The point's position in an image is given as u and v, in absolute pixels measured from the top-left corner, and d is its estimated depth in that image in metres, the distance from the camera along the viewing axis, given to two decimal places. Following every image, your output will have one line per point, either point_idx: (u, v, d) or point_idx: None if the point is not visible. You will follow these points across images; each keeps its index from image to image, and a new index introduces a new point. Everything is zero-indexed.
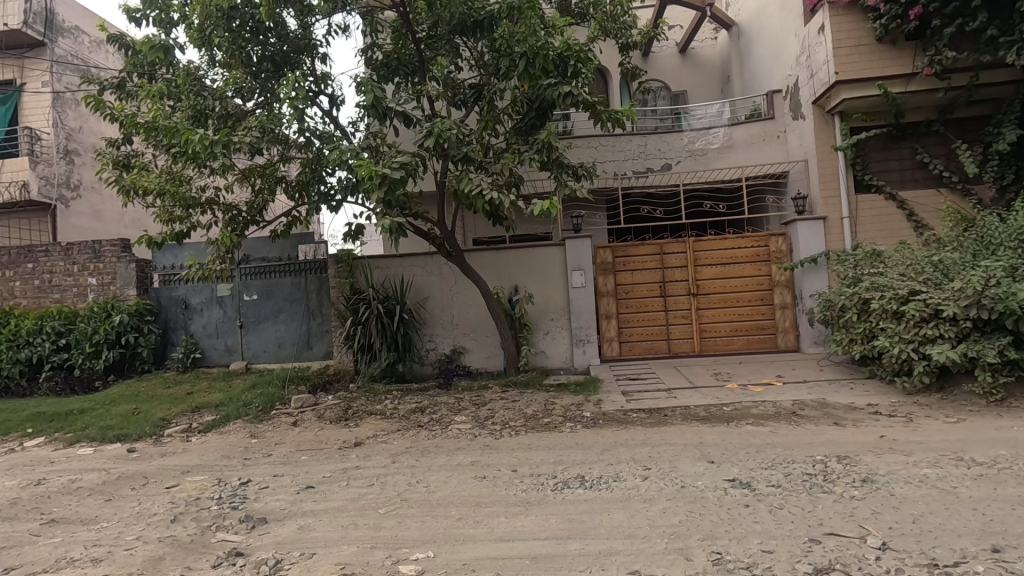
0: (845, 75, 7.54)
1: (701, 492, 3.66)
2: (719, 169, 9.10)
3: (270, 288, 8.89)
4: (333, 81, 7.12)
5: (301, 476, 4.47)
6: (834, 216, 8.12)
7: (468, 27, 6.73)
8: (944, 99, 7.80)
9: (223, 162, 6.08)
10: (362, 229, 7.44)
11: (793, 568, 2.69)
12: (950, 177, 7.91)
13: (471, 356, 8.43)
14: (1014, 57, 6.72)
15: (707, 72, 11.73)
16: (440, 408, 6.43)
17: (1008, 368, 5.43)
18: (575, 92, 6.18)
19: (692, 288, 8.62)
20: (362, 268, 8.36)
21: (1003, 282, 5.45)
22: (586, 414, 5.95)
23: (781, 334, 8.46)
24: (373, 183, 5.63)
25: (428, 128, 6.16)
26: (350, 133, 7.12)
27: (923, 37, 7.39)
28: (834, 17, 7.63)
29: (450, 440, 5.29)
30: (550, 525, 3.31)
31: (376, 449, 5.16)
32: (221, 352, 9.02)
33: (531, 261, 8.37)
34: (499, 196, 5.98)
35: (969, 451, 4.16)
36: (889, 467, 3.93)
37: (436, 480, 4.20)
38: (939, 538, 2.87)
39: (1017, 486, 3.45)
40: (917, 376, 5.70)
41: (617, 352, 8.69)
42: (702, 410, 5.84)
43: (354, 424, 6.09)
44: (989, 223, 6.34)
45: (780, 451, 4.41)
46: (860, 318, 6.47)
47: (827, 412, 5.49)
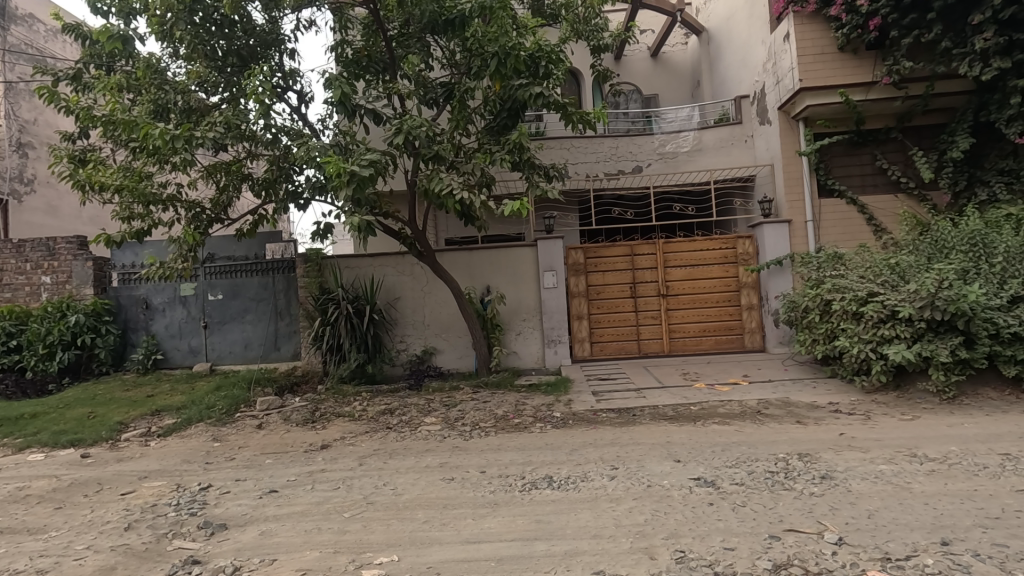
0: (809, 83, 7.75)
1: (667, 491, 3.71)
2: (688, 172, 9.27)
3: (236, 288, 8.68)
4: (302, 77, 7.00)
5: (265, 480, 4.37)
6: (798, 219, 8.33)
7: (440, 26, 6.69)
8: (902, 108, 8.08)
9: (184, 157, 5.90)
10: (332, 228, 7.32)
11: (753, 564, 2.74)
12: (907, 183, 8.19)
13: (442, 357, 8.38)
14: (966, 68, 6.97)
15: (677, 76, 11.92)
16: (410, 410, 6.36)
17: (960, 367, 5.65)
18: (546, 93, 6.25)
19: (662, 289, 8.74)
20: (331, 268, 8.24)
21: (955, 284, 5.64)
22: (556, 414, 5.97)
23: (748, 334, 8.63)
24: (341, 180, 5.54)
25: (397, 126, 6.11)
26: (319, 130, 6.99)
27: (882, 47, 7.63)
28: (799, 26, 7.83)
29: (418, 442, 5.24)
30: (516, 527, 3.30)
31: (343, 451, 5.07)
32: (184, 353, 8.77)
33: (503, 261, 8.36)
34: (470, 196, 5.94)
35: (923, 448, 4.30)
36: (847, 464, 4.05)
37: (403, 483, 4.16)
38: (893, 532, 2.96)
39: (965, 481, 3.59)
40: (875, 375, 5.90)
41: (588, 352, 8.75)
42: (670, 410, 5.92)
43: (321, 425, 5.99)
44: (942, 227, 6.58)
45: (745, 450, 4.49)
46: (823, 319, 6.66)
47: (790, 411, 5.62)
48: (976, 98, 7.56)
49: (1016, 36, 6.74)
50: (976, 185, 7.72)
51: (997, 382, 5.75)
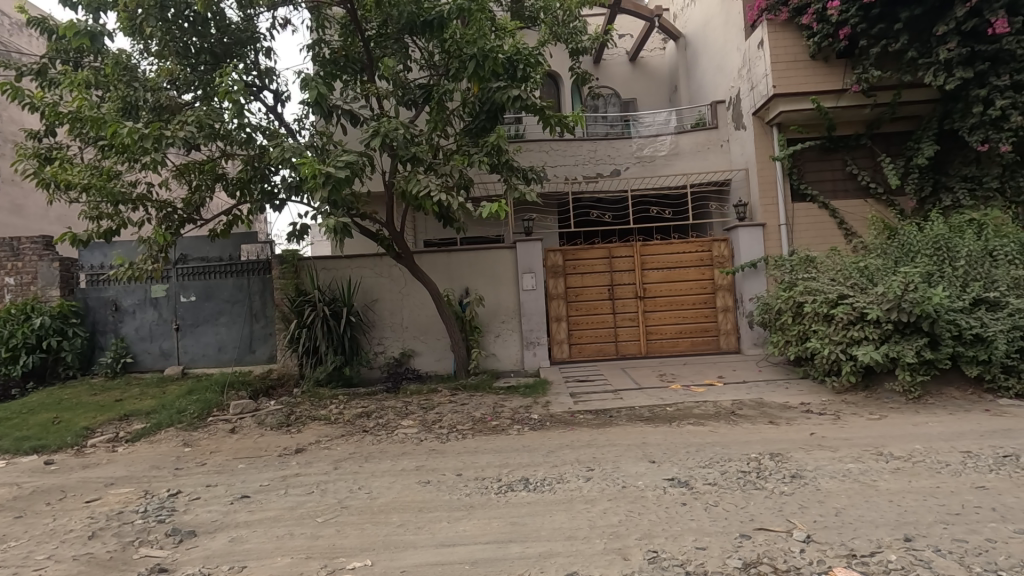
0: (782, 89, 7.91)
1: (641, 492, 3.74)
2: (665, 175, 9.39)
3: (209, 289, 8.52)
4: (278, 76, 6.92)
5: (236, 486, 4.30)
6: (771, 223, 8.50)
7: (418, 27, 6.68)
8: (871, 115, 8.29)
9: (154, 157, 5.77)
10: (308, 229, 7.25)
11: (724, 563, 2.78)
12: (876, 188, 8.39)
13: (420, 359, 8.34)
14: (931, 78, 7.17)
15: (655, 81, 12.07)
16: (386, 413, 6.31)
17: (925, 367, 5.82)
18: (524, 96, 6.26)
19: (639, 291, 8.81)
20: (307, 270, 8.15)
21: (920, 287, 5.79)
22: (534, 417, 5.98)
23: (723, 336, 8.76)
24: (316, 182, 5.47)
25: (374, 127, 6.08)
26: (296, 130, 6.92)
27: (852, 56, 7.82)
28: (772, 33, 7.99)
29: (395, 445, 5.20)
30: (492, 529, 3.30)
31: (318, 455, 5.01)
32: (156, 356, 8.57)
33: (482, 263, 8.36)
34: (448, 198, 5.91)
35: (889, 446, 4.41)
36: (817, 463, 4.13)
37: (378, 486, 4.13)
38: (859, 529, 3.03)
39: (929, 478, 3.69)
40: (845, 375, 6.05)
41: (567, 353, 8.80)
42: (647, 411, 5.98)
43: (296, 429, 5.91)
44: (909, 231, 6.76)
45: (718, 450, 4.56)
46: (795, 321, 6.80)
47: (763, 411, 5.72)
48: (941, 106, 7.78)
49: (979, 47, 6.95)
50: (941, 191, 7.95)
51: (960, 382, 5.93)
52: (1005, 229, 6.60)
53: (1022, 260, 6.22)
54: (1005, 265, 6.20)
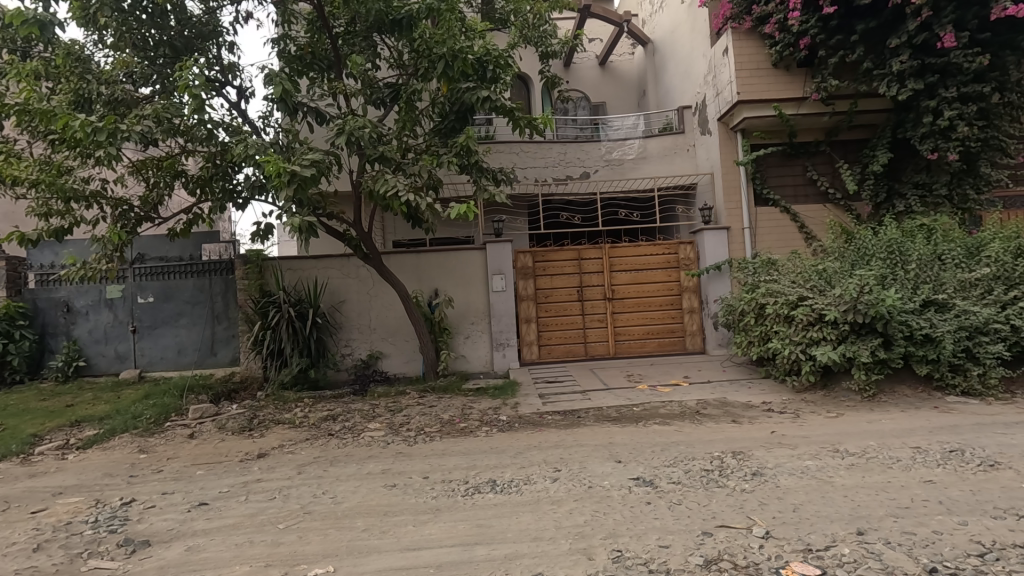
0: (745, 96, 8.12)
1: (607, 492, 3.78)
2: (633, 179, 9.52)
3: (168, 290, 8.24)
4: (242, 72, 6.75)
5: (194, 493, 4.16)
6: (736, 226, 8.71)
7: (387, 25, 6.62)
8: (830, 123, 8.57)
9: (108, 152, 5.55)
10: (273, 229, 7.10)
11: (685, 561, 2.83)
12: (835, 194, 8.68)
13: (388, 361, 8.24)
14: (885, 88, 7.45)
15: (624, 85, 12.23)
16: (353, 416, 6.21)
17: (879, 367, 6.03)
18: (494, 97, 6.26)
19: (608, 293, 8.91)
20: (272, 270, 7.97)
21: (874, 289, 6.01)
22: (502, 418, 5.98)
23: (689, 337, 8.92)
24: (281, 180, 5.33)
25: (340, 125, 5.99)
26: (260, 128, 6.77)
27: (811, 65, 8.09)
28: (736, 41, 8.21)
29: (361, 448, 5.13)
30: (458, 532, 3.28)
31: (282, 460, 4.90)
32: (111, 359, 8.25)
33: (452, 265, 8.32)
34: (416, 199, 5.86)
35: (845, 443, 4.56)
36: (777, 460, 4.24)
37: (343, 490, 4.06)
38: (815, 524, 3.13)
39: (881, 474, 3.83)
40: (804, 375, 6.24)
41: (537, 354, 8.84)
42: (614, 411, 6.06)
43: (259, 433, 5.76)
44: (864, 236, 7.00)
45: (683, 448, 4.65)
46: (758, 322, 6.99)
47: (727, 411, 5.84)
48: (895, 116, 8.09)
49: (929, 59, 7.24)
50: (894, 197, 8.27)
51: (911, 381, 6.17)
52: (953, 234, 6.90)
53: (969, 263, 6.50)
54: (952, 268, 6.48)
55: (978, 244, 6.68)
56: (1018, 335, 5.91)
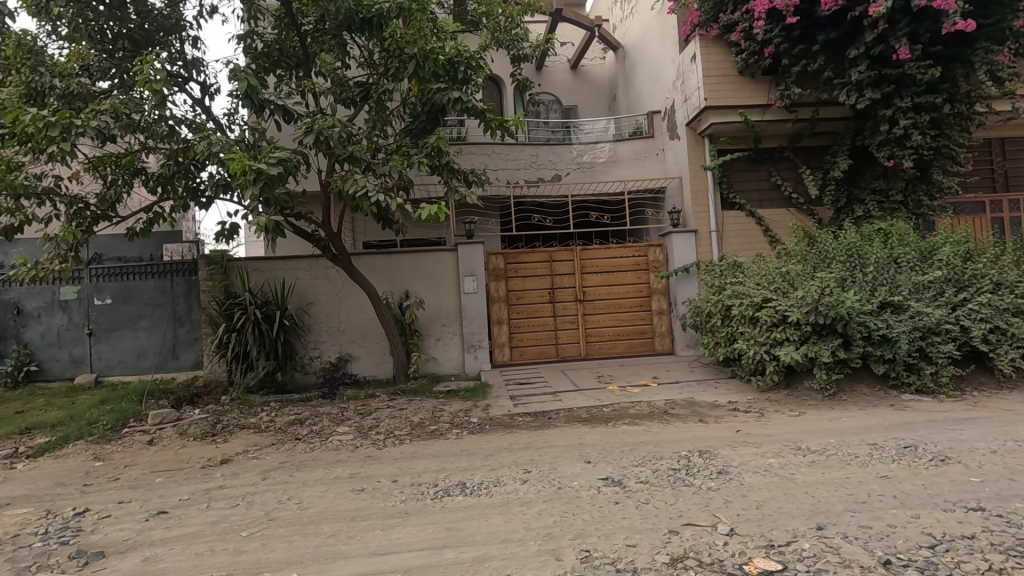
0: (712, 102, 8.30)
1: (576, 492, 3.80)
2: (604, 182, 9.62)
3: (127, 291, 7.96)
4: (206, 67, 6.56)
5: (153, 501, 4.03)
6: (703, 229, 8.88)
7: (356, 24, 6.54)
8: (793, 130, 8.83)
9: (62, 148, 5.33)
10: (238, 229, 6.94)
11: (652, 559, 2.86)
12: (798, 198, 8.94)
13: (358, 364, 8.13)
14: (845, 97, 7.71)
15: (596, 90, 12.36)
16: (321, 420, 6.10)
17: (839, 366, 6.23)
18: (465, 98, 6.23)
19: (579, 294, 8.97)
20: (237, 271, 7.78)
21: (835, 291, 6.22)
22: (473, 420, 5.96)
23: (658, 338, 9.06)
24: (246, 178, 5.20)
25: (308, 124, 5.87)
26: (225, 125, 6.61)
27: (776, 73, 8.33)
28: (704, 48, 8.39)
29: (329, 452, 5.04)
30: (426, 535, 3.26)
31: (246, 465, 4.78)
32: (64, 363, 7.91)
33: (423, 266, 8.26)
34: (386, 199, 5.78)
35: (806, 441, 4.69)
36: (742, 458, 4.34)
37: (309, 496, 3.98)
38: (777, 520, 3.21)
39: (840, 470, 3.95)
40: (769, 374, 6.40)
41: (508, 356, 8.84)
42: (584, 412, 6.09)
43: (223, 439, 5.61)
44: (825, 240, 7.22)
45: (651, 448, 4.71)
46: (724, 323, 7.16)
47: (694, 410, 5.95)
48: (854, 124, 8.36)
49: (885, 70, 7.52)
50: (854, 203, 8.54)
51: (869, 380, 6.38)
52: (908, 238, 7.18)
53: (922, 266, 6.77)
54: (907, 271, 6.73)
55: (931, 248, 6.96)
56: (968, 335, 6.17)
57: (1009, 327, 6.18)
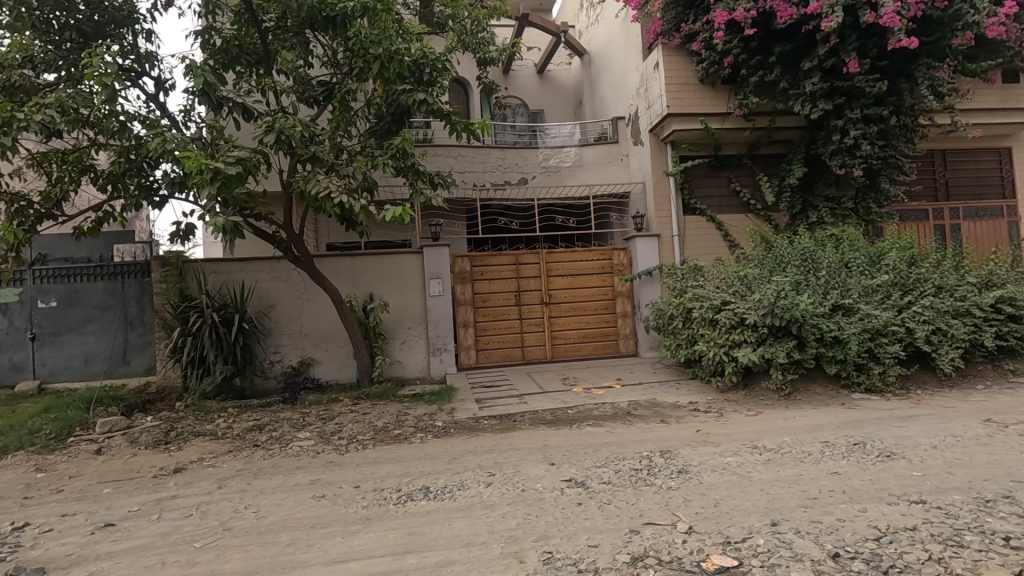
0: (674, 110, 8.49)
1: (540, 494, 3.82)
2: (570, 186, 9.71)
3: (74, 294, 7.61)
4: (161, 62, 6.34)
5: (100, 513, 3.85)
6: (666, 234, 9.07)
7: (319, 22, 6.41)
8: (751, 138, 9.11)
9: (3, 143, 5.06)
10: (194, 229, 6.73)
11: (614, 559, 2.90)
12: (756, 204, 9.22)
13: (320, 368, 7.97)
14: (800, 107, 8.00)
15: (562, 94, 12.46)
16: (281, 425, 5.95)
17: (794, 367, 6.44)
18: (430, 100, 6.20)
19: (544, 297, 9.03)
20: (193, 273, 7.52)
21: (789, 294, 6.44)
22: (438, 424, 5.91)
23: (622, 340, 9.19)
24: (202, 177, 5.04)
25: (268, 123, 5.72)
26: (181, 122, 6.40)
27: (735, 83, 8.58)
28: (667, 57, 8.58)
29: (289, 459, 4.92)
30: (388, 541, 3.21)
31: (201, 474, 4.62)
32: (5, 370, 7.50)
33: (387, 268, 8.17)
34: (350, 200, 5.69)
35: (763, 439, 4.84)
36: (701, 458, 4.44)
37: (267, 504, 3.87)
38: (734, 518, 3.29)
39: (794, 467, 4.09)
40: (728, 375, 6.57)
41: (474, 359, 8.82)
42: (549, 414, 6.13)
43: (176, 447, 5.42)
44: (781, 245, 7.48)
45: (615, 449, 4.77)
46: (685, 325, 7.33)
47: (656, 411, 6.06)
48: (809, 133, 8.68)
49: (837, 83, 7.84)
50: (808, 209, 8.87)
51: (822, 380, 6.61)
52: (858, 244, 7.49)
53: (871, 270, 7.08)
54: (857, 275, 7.03)
55: (879, 253, 7.28)
56: (912, 336, 6.46)
57: (950, 328, 6.50)
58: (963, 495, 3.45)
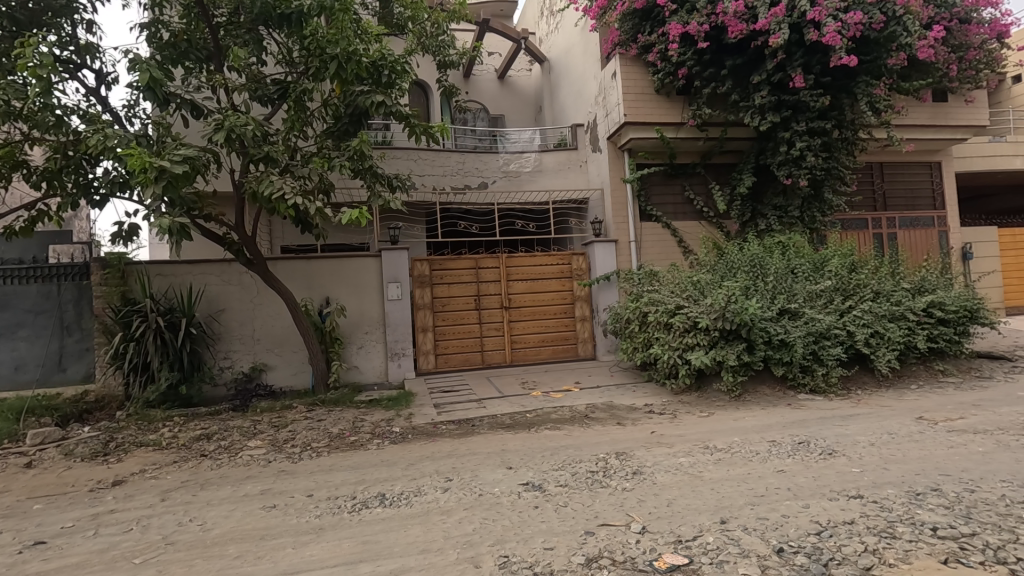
0: (631, 118, 8.69)
1: (496, 498, 3.82)
2: (529, 191, 9.78)
3: (4, 297, 7.10)
4: (102, 54, 6.04)
5: (29, 531, 3.62)
6: (623, 239, 9.25)
7: (274, 19, 6.26)
8: (704, 148, 9.42)
9: None
10: (138, 230, 6.44)
11: (569, 561, 2.93)
12: (708, 212, 9.52)
13: (273, 374, 7.74)
14: (750, 119, 8.31)
15: (522, 100, 12.55)
16: (230, 434, 5.75)
17: (743, 369, 6.67)
18: (389, 102, 6.13)
19: (504, 302, 9.05)
20: (137, 275, 7.19)
21: (739, 299, 6.66)
22: (395, 430, 5.83)
23: (581, 344, 9.30)
24: (146, 176, 4.82)
25: (218, 120, 5.52)
26: (124, 118, 6.12)
27: (689, 94, 8.86)
28: (624, 67, 8.79)
29: (238, 469, 4.75)
30: (341, 550, 3.14)
31: (142, 486, 4.41)
32: None
33: (344, 272, 8.02)
34: (304, 202, 5.56)
35: (714, 440, 4.99)
36: (655, 458, 4.54)
37: (213, 516, 3.73)
38: (685, 516, 3.38)
39: (743, 467, 4.23)
40: (681, 378, 6.75)
41: (433, 364, 8.76)
42: (508, 418, 6.15)
43: (116, 458, 5.15)
44: (732, 251, 7.75)
45: (572, 452, 4.82)
46: (642, 328, 7.51)
47: (613, 414, 6.16)
48: (758, 144, 9.04)
49: (784, 96, 8.19)
50: (757, 217, 9.22)
51: (770, 382, 6.87)
52: (804, 251, 7.84)
53: (815, 276, 7.41)
54: (802, 280, 7.34)
55: (823, 260, 7.63)
56: (853, 338, 6.79)
57: (886, 331, 6.87)
58: (896, 489, 3.64)
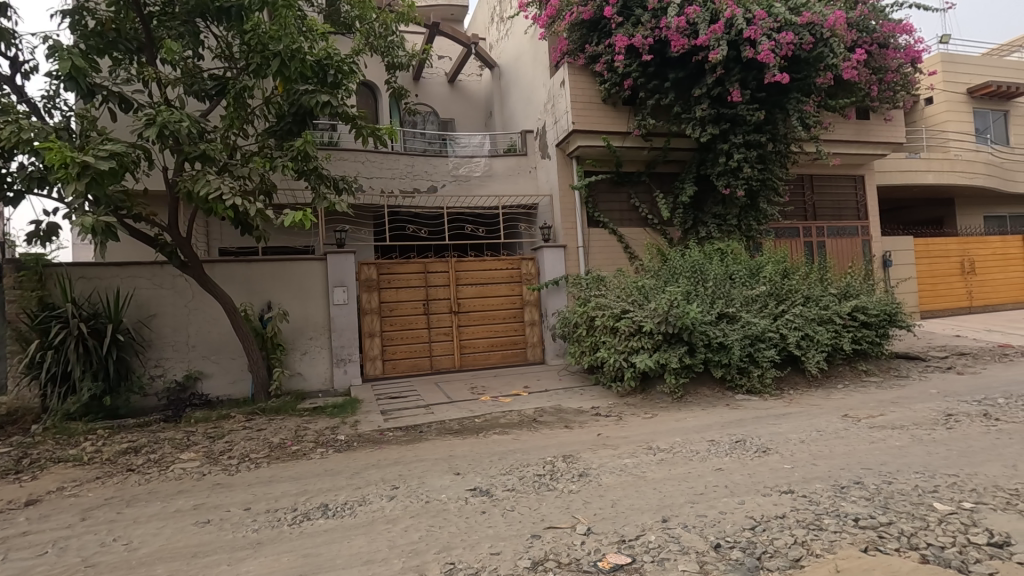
0: (579, 126, 8.86)
1: (443, 505, 3.78)
2: (479, 196, 9.78)
3: None
4: (18, 40, 5.62)
5: None
6: (571, 245, 9.40)
7: (212, 12, 6.01)
8: (649, 157, 9.71)
9: None
10: (57, 230, 6.00)
11: (515, 565, 2.94)
12: (653, 219, 9.82)
13: (210, 383, 7.39)
14: (691, 130, 8.65)
15: (472, 104, 12.56)
16: (161, 447, 5.43)
17: (685, 371, 6.90)
18: (334, 102, 5.98)
19: (453, 306, 8.99)
20: (57, 278, 6.69)
21: (681, 304, 6.89)
22: (340, 438, 5.68)
23: (530, 348, 9.36)
24: (67, 172, 4.52)
25: (149, 115, 5.21)
26: (44, 110, 5.71)
27: (634, 105, 9.13)
28: (572, 76, 8.95)
29: (169, 483, 4.50)
30: (281, 565, 3.03)
31: (60, 505, 4.10)
32: None
33: (287, 276, 7.76)
34: (244, 203, 5.34)
35: (657, 441, 5.13)
36: (601, 460, 4.63)
37: (140, 534, 3.51)
38: (628, 516, 3.46)
39: (683, 466, 4.36)
40: (627, 381, 6.91)
41: (380, 370, 8.60)
42: (456, 423, 6.11)
43: (30, 476, 4.76)
44: (675, 257, 8.03)
45: (519, 456, 4.85)
46: (589, 333, 7.67)
47: (560, 417, 6.24)
48: (699, 155, 9.40)
49: (722, 110, 8.57)
50: (698, 225, 9.58)
51: (710, 383, 7.14)
52: (742, 258, 8.21)
53: (751, 281, 7.77)
54: (739, 285, 7.68)
55: (758, 266, 8.01)
56: (785, 341, 7.17)
57: (815, 334, 7.29)
58: (823, 483, 3.87)
